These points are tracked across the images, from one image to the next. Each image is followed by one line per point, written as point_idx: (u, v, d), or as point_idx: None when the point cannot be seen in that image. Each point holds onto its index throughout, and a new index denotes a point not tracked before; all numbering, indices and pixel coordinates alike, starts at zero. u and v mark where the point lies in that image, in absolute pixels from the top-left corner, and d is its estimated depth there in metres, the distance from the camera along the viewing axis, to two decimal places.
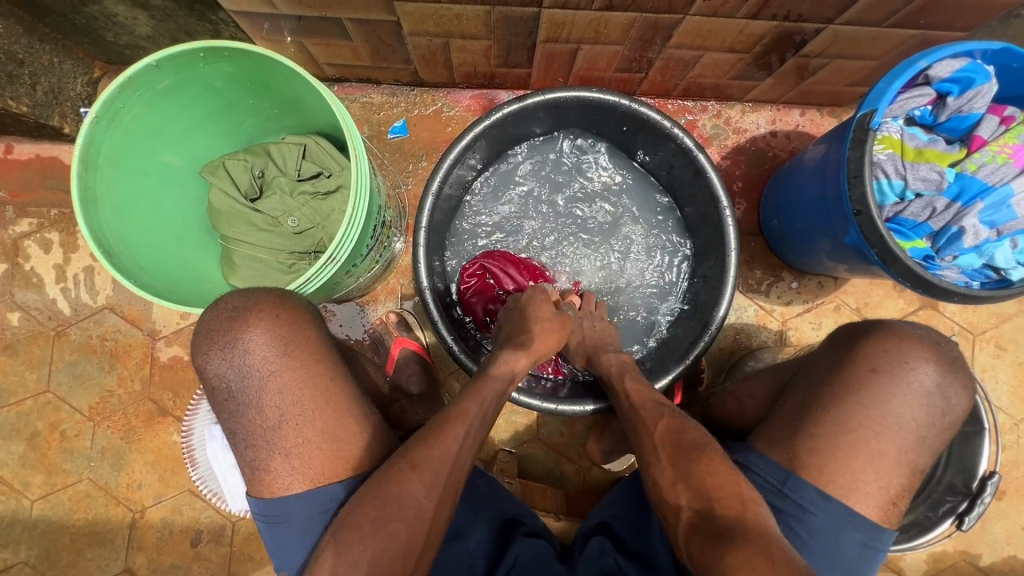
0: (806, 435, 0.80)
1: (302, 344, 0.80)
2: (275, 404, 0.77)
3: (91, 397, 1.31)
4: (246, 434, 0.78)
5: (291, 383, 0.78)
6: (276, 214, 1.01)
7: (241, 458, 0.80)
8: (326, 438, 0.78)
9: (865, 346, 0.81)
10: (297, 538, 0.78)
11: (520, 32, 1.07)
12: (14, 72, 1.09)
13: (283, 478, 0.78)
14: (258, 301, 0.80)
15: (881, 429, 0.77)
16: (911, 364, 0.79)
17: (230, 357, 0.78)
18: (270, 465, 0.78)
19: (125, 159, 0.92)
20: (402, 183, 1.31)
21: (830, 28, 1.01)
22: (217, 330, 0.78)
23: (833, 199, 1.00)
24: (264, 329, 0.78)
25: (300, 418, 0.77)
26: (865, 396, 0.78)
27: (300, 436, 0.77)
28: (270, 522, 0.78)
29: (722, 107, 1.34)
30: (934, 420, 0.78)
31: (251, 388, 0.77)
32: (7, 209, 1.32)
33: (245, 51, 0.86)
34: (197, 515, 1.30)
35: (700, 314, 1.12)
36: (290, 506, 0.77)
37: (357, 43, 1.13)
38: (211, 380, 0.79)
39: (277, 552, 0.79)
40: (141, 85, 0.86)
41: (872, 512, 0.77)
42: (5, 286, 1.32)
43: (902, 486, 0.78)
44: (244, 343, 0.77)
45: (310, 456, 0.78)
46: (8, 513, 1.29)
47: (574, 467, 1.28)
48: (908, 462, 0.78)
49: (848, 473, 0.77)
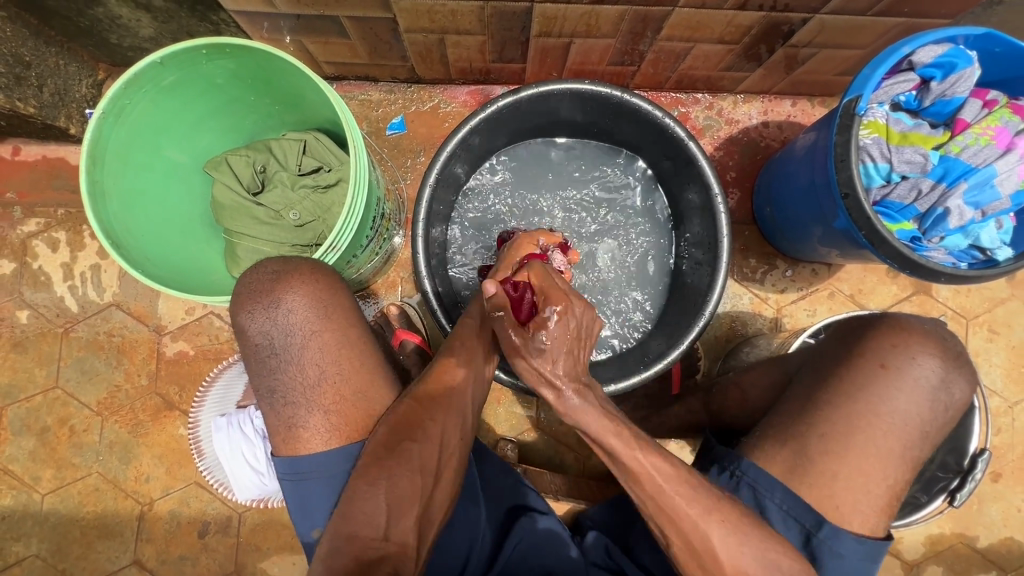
0: (817, 436, 0.80)
1: (341, 307, 0.84)
2: (315, 361, 0.80)
3: (99, 393, 1.34)
4: (283, 391, 0.80)
5: (330, 343, 0.81)
6: (278, 208, 1.03)
7: (276, 416, 0.81)
8: (360, 398, 0.82)
9: (873, 340, 0.83)
10: (326, 493, 0.79)
11: (514, 27, 1.09)
12: (21, 74, 1.12)
13: (318, 434, 0.80)
14: (298, 266, 0.83)
15: (889, 426, 0.79)
16: (918, 360, 0.80)
17: (273, 316, 0.80)
18: (307, 421, 0.80)
19: (132, 154, 0.95)
20: (400, 178, 1.33)
21: (817, 17, 1.03)
22: (261, 290, 0.81)
23: (822, 184, 1.02)
24: (306, 292, 0.81)
25: (337, 376, 0.81)
26: (874, 391, 0.79)
27: (336, 394, 0.81)
28: (296, 480, 0.80)
29: (714, 99, 1.37)
30: (937, 415, 0.80)
31: (292, 345, 0.80)
32: (15, 210, 1.35)
33: (246, 48, 0.88)
34: (203, 507, 1.32)
35: (693, 301, 1.13)
36: (322, 463, 0.79)
37: (354, 41, 1.16)
38: (253, 338, 0.81)
39: (303, 509, 0.80)
40: (146, 81, 0.89)
41: (874, 508, 0.79)
42: (14, 285, 1.35)
43: (905, 481, 0.80)
44: (287, 304, 0.80)
45: (345, 413, 0.81)
46: (19, 507, 1.32)
47: (574, 455, 1.30)
48: (911, 457, 0.79)
49: (860, 476, 0.78)
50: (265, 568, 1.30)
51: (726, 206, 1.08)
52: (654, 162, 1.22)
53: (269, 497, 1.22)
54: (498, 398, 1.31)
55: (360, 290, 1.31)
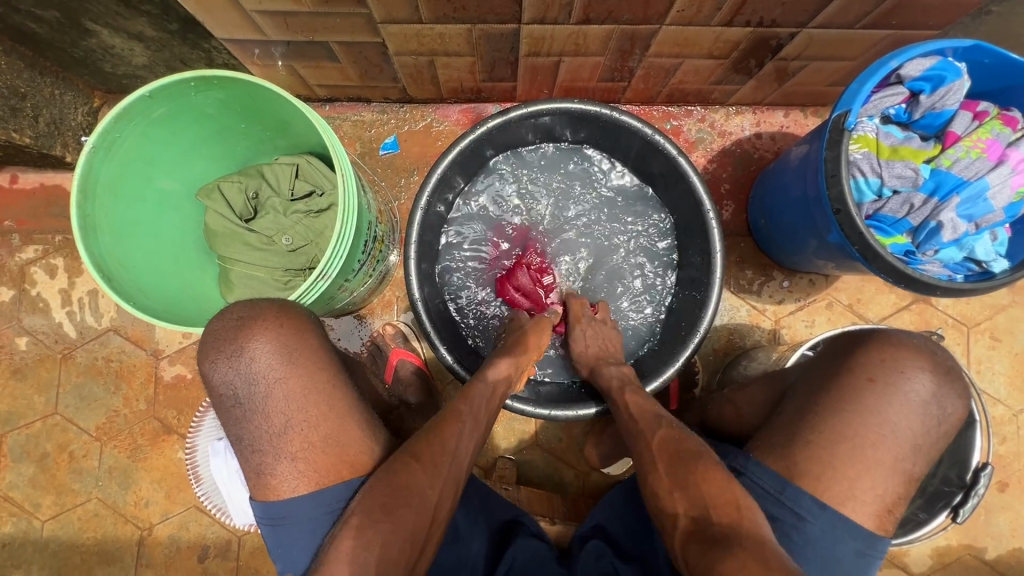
0: (806, 447, 0.79)
1: (306, 351, 0.82)
2: (280, 409, 0.79)
3: (97, 418, 1.34)
4: (252, 439, 0.80)
5: (295, 390, 0.80)
6: (270, 233, 1.04)
7: (246, 463, 0.81)
8: (329, 443, 0.81)
9: (862, 355, 0.81)
10: (299, 539, 0.79)
11: (502, 48, 1.10)
12: (17, 105, 1.13)
13: (288, 481, 0.80)
14: (263, 311, 0.82)
15: (879, 438, 0.77)
16: (908, 374, 0.78)
17: (236, 365, 0.79)
18: (275, 468, 0.80)
19: (122, 188, 0.95)
20: (394, 198, 1.34)
21: (805, 31, 1.04)
22: (224, 338, 0.80)
23: (814, 198, 1.03)
24: (269, 338, 0.80)
25: (303, 422, 0.80)
26: (861, 405, 0.78)
27: (305, 441, 0.80)
28: (274, 524, 0.80)
29: (707, 111, 1.37)
30: (930, 430, 0.78)
31: (257, 394, 0.79)
32: (13, 237, 1.36)
33: (234, 79, 0.89)
34: (203, 530, 1.32)
35: (689, 317, 1.12)
36: (295, 509, 0.79)
37: (345, 64, 1.17)
38: (218, 388, 0.80)
39: (280, 556, 0.80)
40: (135, 114, 0.90)
41: (867, 522, 0.77)
42: (13, 312, 1.35)
43: (898, 494, 0.78)
44: (249, 352, 0.79)
45: (314, 459, 0.80)
46: (19, 534, 1.32)
47: (573, 472, 1.29)
48: (904, 470, 0.78)
49: (850, 490, 0.77)
50: None
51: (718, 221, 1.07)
52: (645, 177, 1.22)
53: None
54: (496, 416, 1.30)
55: (355, 312, 1.31)
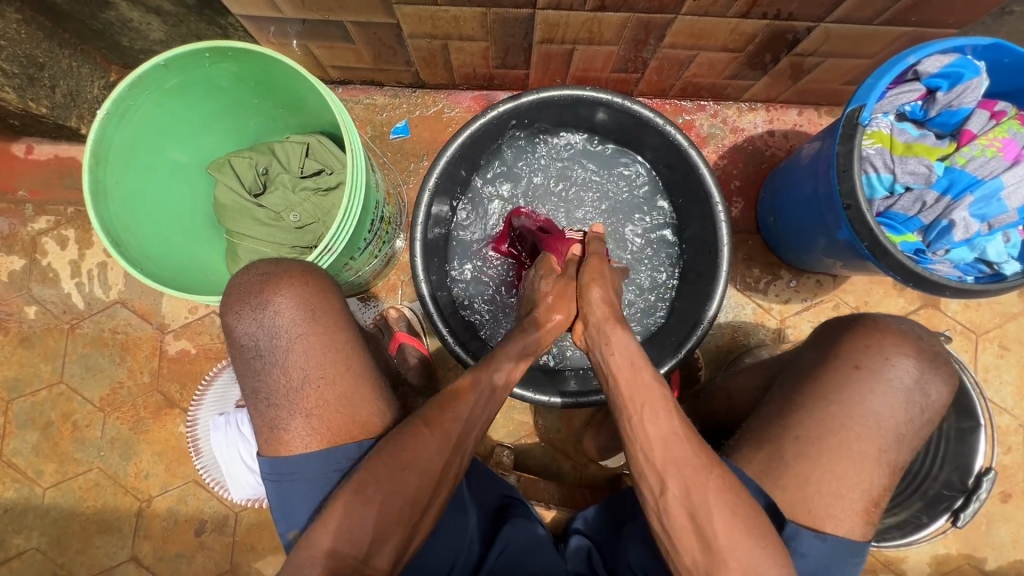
0: (791, 439, 0.78)
1: (329, 310, 0.83)
2: (299, 364, 0.80)
3: (102, 388, 1.36)
4: (268, 392, 0.80)
5: (315, 346, 0.81)
6: (279, 209, 1.04)
7: (260, 417, 0.81)
8: (343, 403, 0.81)
9: (848, 343, 0.81)
10: (304, 495, 0.79)
11: (516, 33, 1.10)
12: (34, 75, 1.15)
13: (300, 437, 0.80)
14: (288, 269, 0.84)
15: (862, 429, 0.76)
16: (891, 361, 0.78)
17: (260, 318, 0.80)
18: (289, 423, 0.80)
19: (134, 156, 0.96)
20: (402, 182, 1.34)
21: (822, 26, 1.03)
22: (249, 292, 0.82)
23: (825, 195, 1.02)
24: (293, 295, 0.81)
25: (320, 378, 0.81)
26: (842, 395, 0.78)
27: (320, 397, 0.80)
28: (279, 480, 0.80)
29: (719, 107, 1.36)
30: (912, 417, 0.78)
31: (278, 348, 0.80)
32: (27, 207, 1.38)
33: (247, 51, 0.89)
34: (201, 505, 1.33)
35: (693, 310, 1.11)
36: (304, 464, 0.79)
37: (359, 46, 1.17)
38: (239, 339, 0.81)
39: (283, 512, 0.80)
40: (150, 83, 0.90)
41: (857, 518, 0.75)
42: (23, 282, 1.37)
43: (884, 486, 0.77)
44: (274, 305, 0.80)
45: (327, 418, 0.80)
46: (21, 500, 1.34)
47: (571, 463, 1.29)
48: (888, 461, 0.77)
49: (832, 480, 0.75)
50: (260, 568, 1.31)
51: (726, 215, 1.06)
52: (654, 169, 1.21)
53: (264, 497, 1.23)
54: None
55: (359, 293, 1.31)
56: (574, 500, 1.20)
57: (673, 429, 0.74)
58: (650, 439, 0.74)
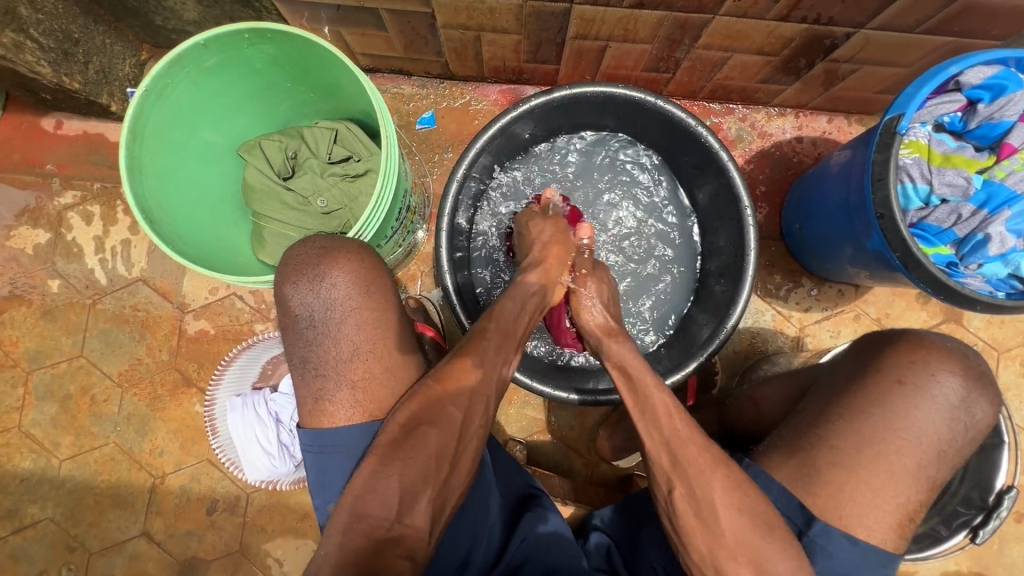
0: (826, 449, 0.78)
1: (382, 288, 0.85)
2: (351, 338, 0.81)
3: (121, 364, 1.37)
4: (317, 363, 0.81)
5: (368, 322, 0.82)
6: (307, 194, 1.04)
7: (305, 388, 0.82)
8: (389, 377, 0.82)
9: (891, 356, 0.80)
10: (345, 468, 0.79)
11: (551, 28, 1.09)
12: (69, 50, 1.16)
13: (344, 409, 0.80)
14: (345, 245, 0.84)
15: (903, 443, 0.76)
16: (937, 377, 0.77)
17: (316, 289, 0.81)
18: (335, 395, 0.81)
19: (169, 135, 0.97)
20: (427, 172, 1.34)
21: (862, 32, 1.01)
22: (306, 264, 0.82)
23: (857, 203, 1.01)
24: (351, 269, 0.82)
25: (370, 353, 0.82)
26: (890, 408, 0.77)
27: (367, 371, 0.81)
28: (320, 452, 0.80)
29: (748, 111, 1.35)
30: (956, 435, 0.77)
31: (332, 320, 0.81)
32: (54, 181, 1.39)
33: (286, 34, 0.90)
34: (214, 485, 1.34)
35: (715, 314, 1.11)
36: (347, 436, 0.79)
37: (391, 34, 1.17)
38: (294, 309, 0.82)
39: (323, 483, 0.80)
40: (188, 62, 0.91)
41: (886, 528, 0.75)
42: (48, 256, 1.39)
43: (921, 502, 0.76)
44: (331, 279, 0.81)
45: (372, 391, 0.81)
46: (38, 471, 1.35)
47: (582, 461, 1.29)
48: (928, 477, 0.76)
49: (868, 491, 0.75)
50: (269, 550, 1.32)
51: (754, 220, 1.05)
52: (680, 171, 1.20)
53: (279, 480, 1.24)
54: (509, 398, 1.30)
55: None
56: (586, 497, 1.20)
57: (678, 438, 0.73)
58: (656, 448, 0.74)
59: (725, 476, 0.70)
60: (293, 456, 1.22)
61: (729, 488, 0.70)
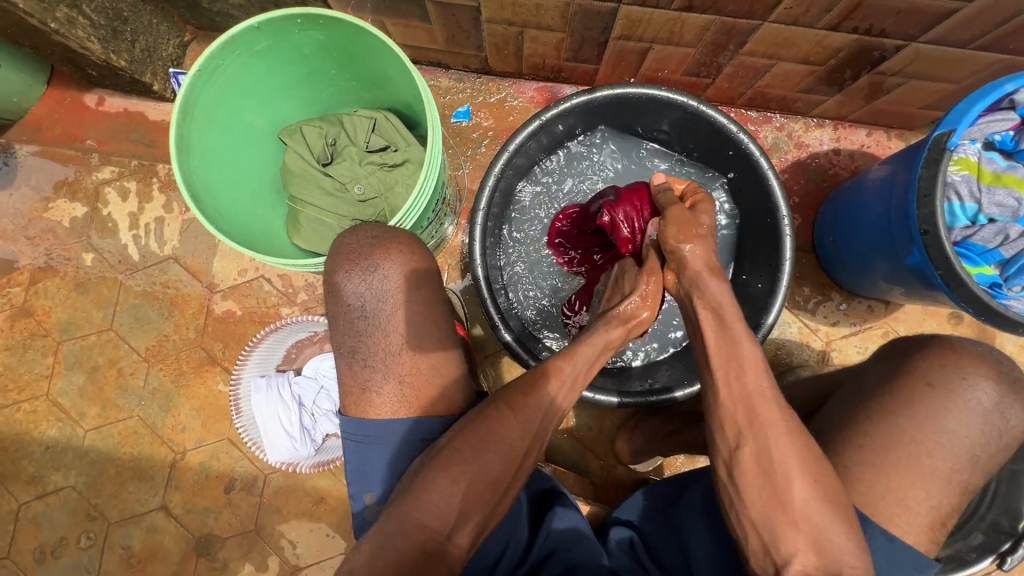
0: (854, 447, 0.77)
1: (429, 279, 0.86)
2: (400, 330, 0.82)
3: (148, 339, 1.39)
4: (366, 354, 0.82)
5: (417, 315, 0.83)
6: (344, 180, 1.05)
7: (351, 377, 0.83)
8: (434, 373, 0.83)
9: (921, 360, 0.80)
10: (388, 460, 0.81)
11: (595, 27, 1.09)
12: (118, 28, 1.18)
13: (389, 401, 0.82)
14: (396, 235, 0.86)
15: (935, 445, 0.75)
16: (970, 381, 0.76)
17: (369, 280, 0.82)
18: (381, 388, 0.82)
19: (216, 115, 0.98)
20: (460, 166, 1.35)
21: (913, 45, 1.00)
22: (359, 253, 0.83)
23: (898, 218, 0.99)
24: (403, 262, 0.83)
25: (417, 347, 0.82)
26: (918, 408, 0.76)
27: (414, 365, 0.82)
28: (363, 442, 0.82)
29: (786, 121, 1.33)
30: (990, 440, 0.76)
31: (382, 312, 0.82)
32: (93, 156, 1.41)
33: (338, 21, 0.90)
34: (232, 464, 1.36)
35: (745, 322, 1.10)
36: (392, 428, 0.81)
37: (434, 27, 1.17)
38: (346, 298, 0.83)
39: (367, 473, 0.82)
40: (240, 44, 0.92)
41: (916, 532, 0.74)
42: (83, 229, 1.41)
43: (952, 506, 0.75)
44: (383, 270, 0.82)
45: (418, 386, 0.82)
46: (63, 439, 1.38)
47: (599, 463, 1.29)
48: (960, 481, 0.75)
49: (897, 492, 0.74)
50: (283, 532, 1.33)
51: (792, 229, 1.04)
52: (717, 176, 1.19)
53: (299, 463, 1.25)
54: None
55: None
56: (602, 496, 1.20)
57: (723, 433, 0.73)
58: (733, 398, 0.73)
59: (753, 468, 0.70)
60: (314, 440, 1.24)
61: (756, 474, 0.69)
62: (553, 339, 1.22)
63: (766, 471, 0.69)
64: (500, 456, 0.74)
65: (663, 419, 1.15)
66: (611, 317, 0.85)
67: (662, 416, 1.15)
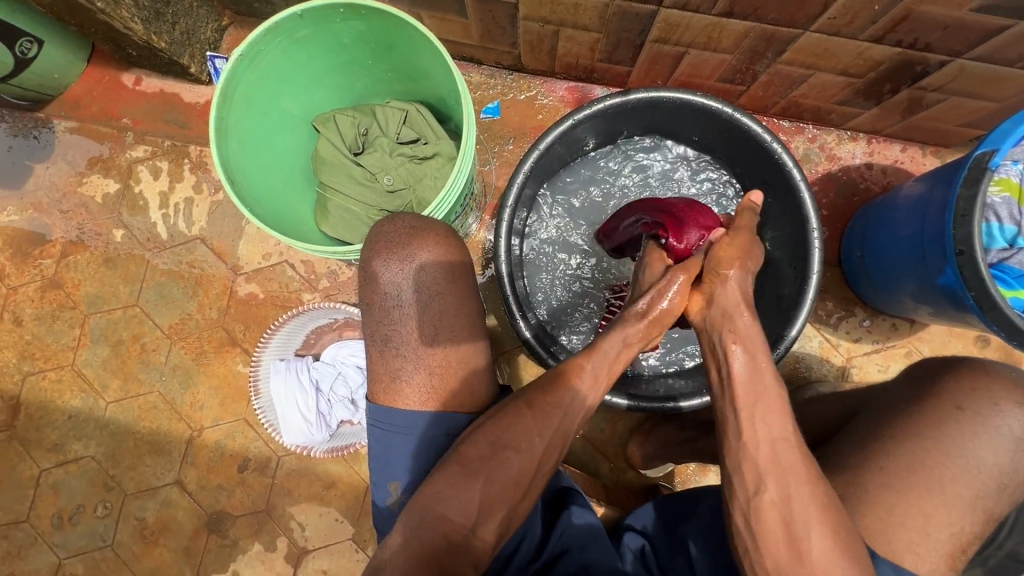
0: (876, 468, 0.76)
1: (465, 273, 0.86)
2: (433, 321, 0.83)
3: (172, 317, 1.42)
4: (399, 343, 0.83)
5: (451, 307, 0.84)
6: (374, 170, 1.06)
7: (381, 365, 0.84)
8: (463, 366, 0.84)
9: (951, 382, 0.78)
10: (413, 449, 0.83)
11: (632, 29, 1.08)
12: (161, 10, 1.20)
13: (416, 392, 0.83)
14: (432, 227, 0.86)
15: (960, 470, 0.74)
16: (1001, 408, 0.75)
17: (406, 270, 0.83)
18: (410, 378, 0.83)
19: (254, 100, 0.99)
20: (487, 162, 1.35)
21: (958, 61, 0.98)
22: (397, 242, 0.84)
23: (932, 237, 0.97)
24: (439, 253, 0.84)
25: (449, 339, 0.83)
26: (946, 432, 0.75)
27: (444, 358, 0.83)
28: (389, 431, 0.83)
29: (819, 132, 1.32)
30: (1018, 468, 0.74)
31: (418, 302, 0.83)
32: (128, 134, 1.44)
33: (380, 13, 0.91)
34: (247, 444, 1.38)
35: (768, 334, 1.09)
36: (418, 419, 0.83)
37: (470, 21, 1.18)
38: (383, 286, 0.83)
39: (392, 462, 0.84)
40: (282, 31, 0.93)
41: (938, 558, 0.73)
42: (115, 206, 1.44)
43: (975, 534, 0.74)
44: (419, 261, 0.83)
45: (446, 378, 0.83)
46: (85, 410, 1.41)
47: (609, 465, 1.29)
48: (984, 508, 0.74)
49: (919, 516, 0.73)
50: (293, 514, 1.35)
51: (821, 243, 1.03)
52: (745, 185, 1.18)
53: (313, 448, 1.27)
54: None
55: None
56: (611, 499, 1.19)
57: (743, 459, 0.72)
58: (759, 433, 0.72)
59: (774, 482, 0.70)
60: (329, 424, 1.26)
61: (776, 486, 0.69)
62: (571, 339, 1.22)
63: (785, 484, 0.69)
64: (518, 452, 0.75)
65: (677, 426, 1.14)
66: (633, 324, 0.82)
67: (677, 423, 1.15)
